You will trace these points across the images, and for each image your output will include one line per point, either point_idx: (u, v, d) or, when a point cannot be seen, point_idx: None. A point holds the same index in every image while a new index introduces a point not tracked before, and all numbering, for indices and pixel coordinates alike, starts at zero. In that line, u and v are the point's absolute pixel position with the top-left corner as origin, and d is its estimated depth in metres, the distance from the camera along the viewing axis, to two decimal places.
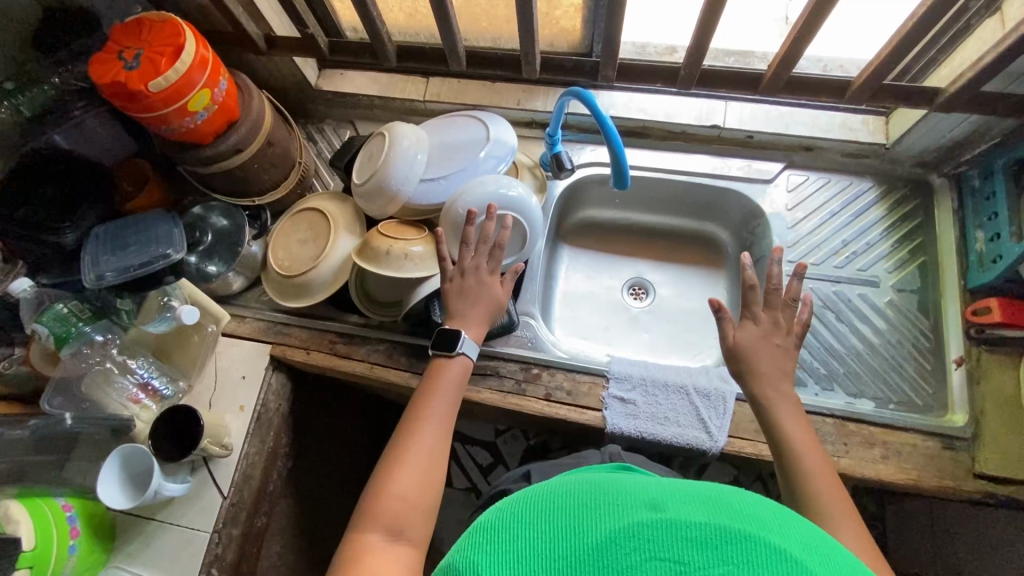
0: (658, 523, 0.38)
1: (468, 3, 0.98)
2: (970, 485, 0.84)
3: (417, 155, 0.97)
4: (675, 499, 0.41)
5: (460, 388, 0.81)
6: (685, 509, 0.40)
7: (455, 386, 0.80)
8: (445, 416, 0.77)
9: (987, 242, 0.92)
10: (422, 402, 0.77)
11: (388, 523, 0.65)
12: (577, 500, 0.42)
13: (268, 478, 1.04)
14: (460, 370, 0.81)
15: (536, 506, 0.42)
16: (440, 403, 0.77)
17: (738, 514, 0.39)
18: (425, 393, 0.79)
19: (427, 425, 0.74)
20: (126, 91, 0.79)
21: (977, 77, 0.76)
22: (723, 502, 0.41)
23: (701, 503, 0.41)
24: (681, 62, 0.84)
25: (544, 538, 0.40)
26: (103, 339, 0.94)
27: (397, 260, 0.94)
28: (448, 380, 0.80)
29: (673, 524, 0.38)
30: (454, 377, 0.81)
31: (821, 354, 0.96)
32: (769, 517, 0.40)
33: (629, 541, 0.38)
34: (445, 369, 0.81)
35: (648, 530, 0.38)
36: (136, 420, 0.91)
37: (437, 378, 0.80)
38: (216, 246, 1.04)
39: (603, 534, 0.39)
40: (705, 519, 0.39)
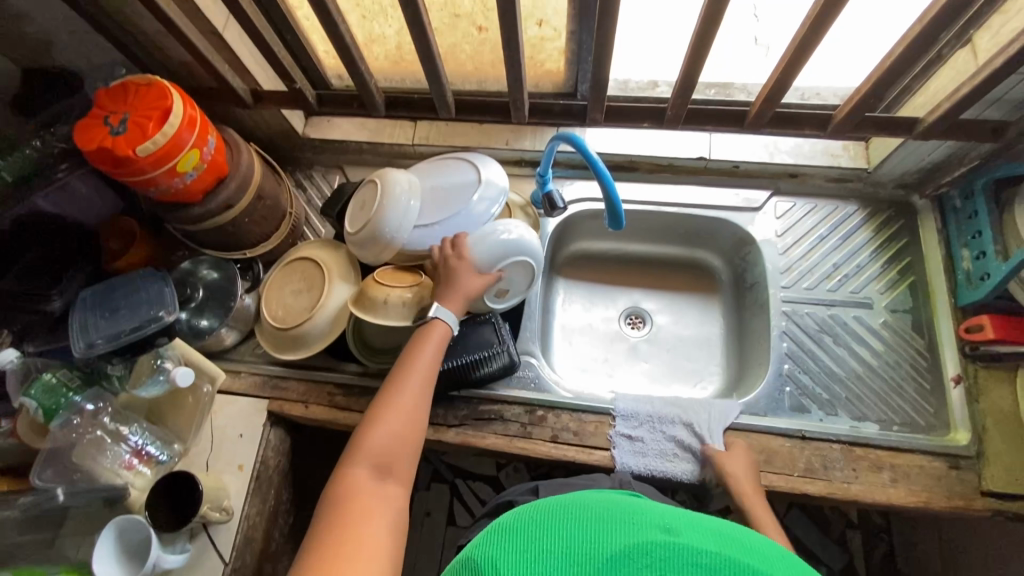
0: (671, 546, 0.39)
1: (453, 50, 1.00)
2: (979, 503, 0.85)
3: (410, 201, 0.97)
4: (693, 527, 0.41)
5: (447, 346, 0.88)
6: (699, 538, 0.40)
7: (436, 343, 0.85)
8: (426, 372, 0.82)
9: (973, 260, 0.94)
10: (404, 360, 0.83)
11: (377, 458, 0.73)
12: (596, 515, 0.43)
13: (270, 538, 1.01)
14: (440, 330, 0.86)
15: (556, 513, 0.44)
16: (425, 356, 0.84)
17: (747, 551, 0.40)
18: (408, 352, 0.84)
19: (409, 379, 0.81)
20: (113, 157, 0.78)
21: (954, 107, 0.78)
22: (735, 538, 0.41)
23: (713, 533, 0.41)
24: (668, 102, 0.86)
25: (560, 546, 0.40)
26: (94, 408, 0.91)
27: (396, 309, 0.93)
28: (430, 339, 0.85)
29: (685, 550, 0.38)
30: (435, 336, 0.86)
31: (822, 379, 0.96)
32: (777, 559, 0.40)
33: (642, 557, 0.39)
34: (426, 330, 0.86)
35: (661, 550, 0.39)
36: (130, 489, 0.88)
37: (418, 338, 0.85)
38: (208, 301, 1.02)
39: (618, 552, 0.39)
40: (718, 550, 0.39)
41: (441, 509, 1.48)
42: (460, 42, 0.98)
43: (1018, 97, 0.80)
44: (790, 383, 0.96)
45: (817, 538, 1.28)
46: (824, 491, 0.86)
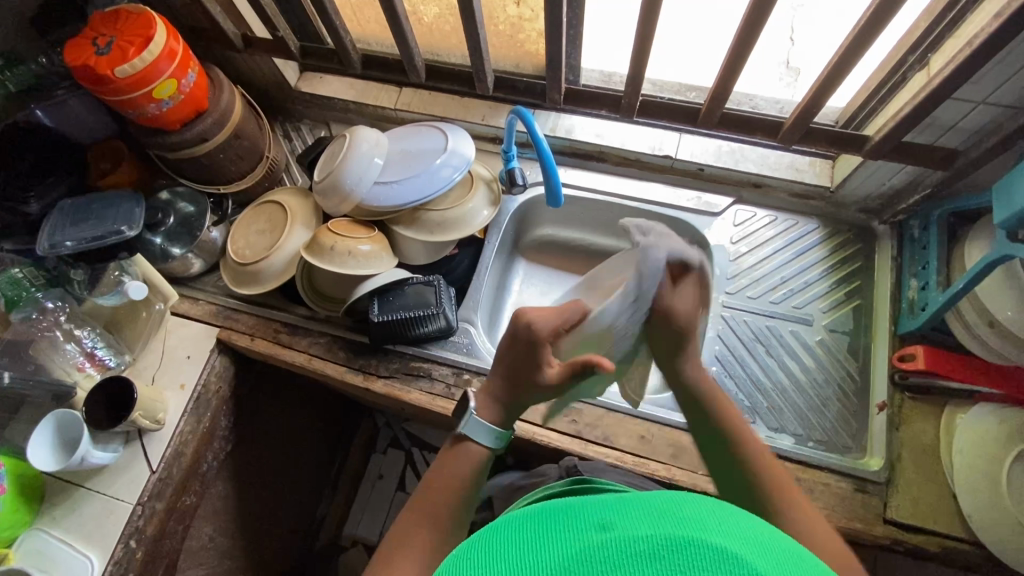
0: (605, 545, 0.35)
1: (437, 20, 1.04)
2: (879, 530, 0.84)
3: (374, 158, 1.01)
4: (622, 511, 0.38)
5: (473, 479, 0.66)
6: (625, 526, 0.36)
7: (475, 478, 0.66)
8: (455, 518, 0.63)
9: (918, 291, 0.93)
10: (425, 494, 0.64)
11: None
12: (520, 535, 0.39)
13: (201, 459, 1.07)
14: (473, 465, 0.66)
15: (485, 542, 0.40)
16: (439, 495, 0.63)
17: (679, 520, 0.36)
18: (431, 483, 0.65)
19: (426, 521, 0.61)
20: (94, 74, 0.84)
21: (899, 126, 0.77)
22: (672, 510, 0.38)
23: (655, 514, 0.37)
24: (623, 90, 0.87)
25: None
26: (54, 306, 0.98)
27: (341, 256, 0.97)
28: (462, 475, 0.65)
29: (617, 543, 0.35)
30: (468, 470, 0.66)
31: (748, 387, 0.96)
32: (709, 516, 0.37)
33: (579, 567, 0.35)
34: (457, 454, 0.67)
35: (595, 554, 0.35)
36: (77, 389, 0.96)
37: (448, 467, 0.66)
38: (177, 229, 1.08)
39: (554, 564, 0.35)
40: (654, 531, 0.36)
41: (390, 473, 1.52)
42: (442, 12, 1.02)
43: (971, 126, 0.79)
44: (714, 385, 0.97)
45: None
46: None
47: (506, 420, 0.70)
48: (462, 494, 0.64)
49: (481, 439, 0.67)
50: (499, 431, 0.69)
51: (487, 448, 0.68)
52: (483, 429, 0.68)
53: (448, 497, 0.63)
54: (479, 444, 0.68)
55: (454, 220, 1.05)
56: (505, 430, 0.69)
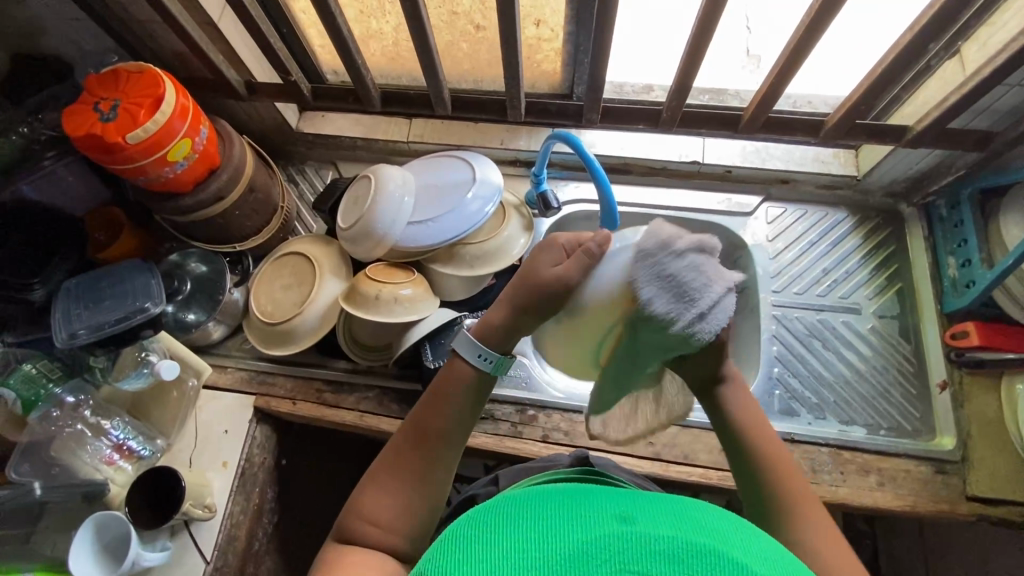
0: (627, 535, 0.39)
1: (450, 48, 1.00)
2: (964, 508, 0.86)
3: (404, 197, 0.97)
4: (646, 514, 0.42)
5: (465, 397, 0.64)
6: (652, 524, 0.40)
7: (468, 400, 0.64)
8: (449, 438, 0.63)
9: (959, 268, 0.96)
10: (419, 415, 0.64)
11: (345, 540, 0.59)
12: (547, 514, 0.42)
13: (253, 537, 0.99)
14: (464, 384, 0.64)
15: (507, 514, 0.43)
16: (429, 414, 0.63)
17: (700, 527, 0.40)
18: (427, 402, 0.64)
19: (416, 436, 0.63)
20: (101, 144, 0.76)
21: (943, 116, 0.79)
22: (690, 516, 0.42)
23: (672, 517, 0.42)
24: (665, 103, 0.86)
25: (515, 545, 0.39)
26: (74, 401, 0.90)
27: (386, 304, 0.92)
28: (455, 394, 0.63)
29: (642, 538, 0.39)
30: (458, 390, 0.64)
31: (811, 383, 0.97)
32: (725, 531, 0.41)
33: (603, 550, 0.38)
34: (451, 374, 0.64)
35: (619, 541, 0.39)
36: (110, 485, 0.86)
37: (442, 385, 0.64)
38: (195, 294, 1.01)
39: (576, 544, 0.39)
40: (672, 531, 0.40)
41: None
42: (456, 40, 0.98)
43: (1005, 107, 0.81)
44: (779, 386, 0.97)
45: None
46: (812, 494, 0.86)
47: (506, 340, 0.64)
48: (454, 413, 0.63)
49: (475, 361, 0.63)
50: (491, 355, 0.64)
51: (483, 371, 0.64)
52: (472, 346, 0.63)
53: (442, 419, 0.63)
54: (471, 366, 0.64)
55: (492, 252, 1.01)
56: (501, 357, 0.64)
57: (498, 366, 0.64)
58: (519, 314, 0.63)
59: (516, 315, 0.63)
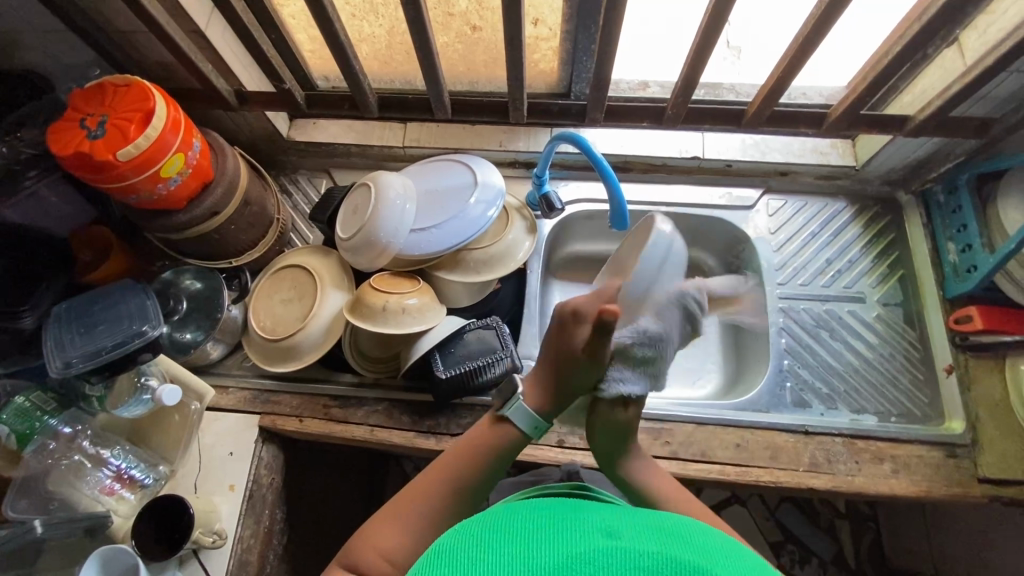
0: (612, 550, 0.42)
1: (445, 49, 0.98)
2: (976, 490, 0.87)
3: (406, 205, 0.95)
4: (632, 531, 0.45)
5: (497, 457, 0.67)
6: (637, 539, 0.43)
7: (500, 458, 0.67)
8: (472, 489, 0.65)
9: (959, 253, 0.97)
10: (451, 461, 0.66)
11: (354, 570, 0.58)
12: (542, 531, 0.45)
13: (265, 560, 0.96)
14: (503, 444, 0.67)
15: (499, 530, 0.46)
16: (462, 466, 0.65)
17: (682, 545, 0.43)
18: (460, 452, 0.67)
19: (444, 481, 0.65)
20: (91, 162, 0.73)
21: (946, 105, 0.79)
22: (673, 535, 0.45)
23: (657, 535, 0.44)
24: (669, 100, 0.85)
25: (503, 561, 0.42)
26: (70, 431, 0.86)
27: (394, 316, 0.90)
28: (491, 450, 0.67)
29: (626, 551, 0.41)
30: (496, 446, 0.67)
31: (821, 374, 0.97)
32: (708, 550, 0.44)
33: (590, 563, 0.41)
34: (493, 431, 0.68)
35: (603, 554, 0.41)
36: (113, 516, 0.83)
37: (479, 438, 0.67)
38: (193, 313, 0.96)
39: (563, 558, 0.41)
40: (655, 549, 0.42)
41: None
42: (452, 42, 0.96)
43: (1003, 93, 0.82)
44: (790, 378, 0.97)
45: (806, 529, 1.41)
46: (829, 484, 0.87)
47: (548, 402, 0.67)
48: (485, 469, 0.66)
49: (519, 422, 0.67)
50: (538, 420, 0.68)
51: (522, 433, 0.68)
52: (526, 416, 0.67)
53: (471, 471, 0.65)
54: (516, 429, 0.68)
55: (497, 257, 0.99)
56: (546, 422, 0.68)
57: (536, 429, 0.68)
58: (557, 376, 0.66)
59: (558, 376, 0.66)
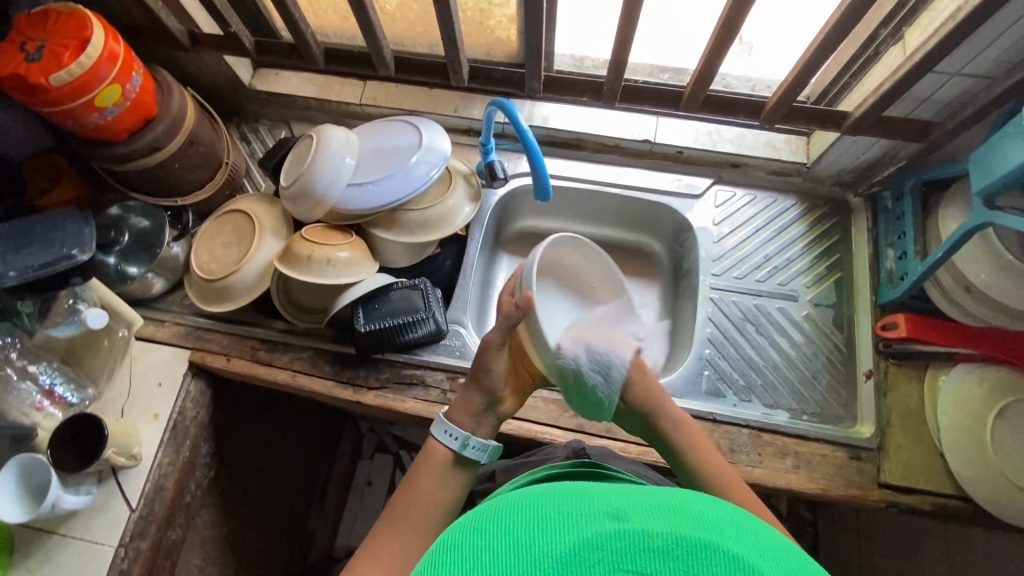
0: (621, 536, 0.37)
1: (400, 9, 0.98)
2: (874, 494, 0.87)
3: (346, 158, 0.96)
4: (640, 505, 0.39)
5: (443, 476, 0.71)
6: (647, 519, 0.38)
7: (442, 480, 0.71)
8: (423, 520, 0.67)
9: (896, 260, 0.96)
10: (397, 502, 0.69)
11: None
12: (549, 516, 0.39)
13: (184, 489, 1.01)
14: (442, 466, 0.72)
15: (500, 510, 0.41)
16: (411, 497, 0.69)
17: (695, 520, 0.38)
18: (405, 493, 0.70)
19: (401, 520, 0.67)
20: (25, 84, 0.75)
21: (879, 103, 0.78)
22: (688, 509, 0.39)
23: (666, 509, 0.39)
24: (605, 77, 0.86)
25: (503, 556, 0.37)
26: (1, 342, 0.89)
27: (319, 266, 0.92)
28: (433, 479, 0.71)
29: (636, 538, 0.36)
30: (440, 470, 0.72)
31: (741, 367, 0.98)
32: (724, 522, 0.39)
33: (594, 554, 0.36)
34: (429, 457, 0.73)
35: (613, 542, 0.36)
36: (38, 429, 0.88)
37: (420, 468, 0.72)
38: (133, 247, 0.99)
39: (567, 548, 0.36)
40: (665, 527, 0.37)
41: (379, 479, 1.47)
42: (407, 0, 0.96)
43: (945, 97, 0.81)
44: (708, 368, 0.98)
45: None
46: None
47: (472, 424, 0.75)
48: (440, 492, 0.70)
49: (445, 439, 0.73)
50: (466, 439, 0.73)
51: (453, 450, 0.73)
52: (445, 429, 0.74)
53: (417, 504, 0.68)
54: (445, 446, 0.73)
55: (435, 220, 1.01)
56: (468, 435, 0.73)
57: (466, 446, 0.72)
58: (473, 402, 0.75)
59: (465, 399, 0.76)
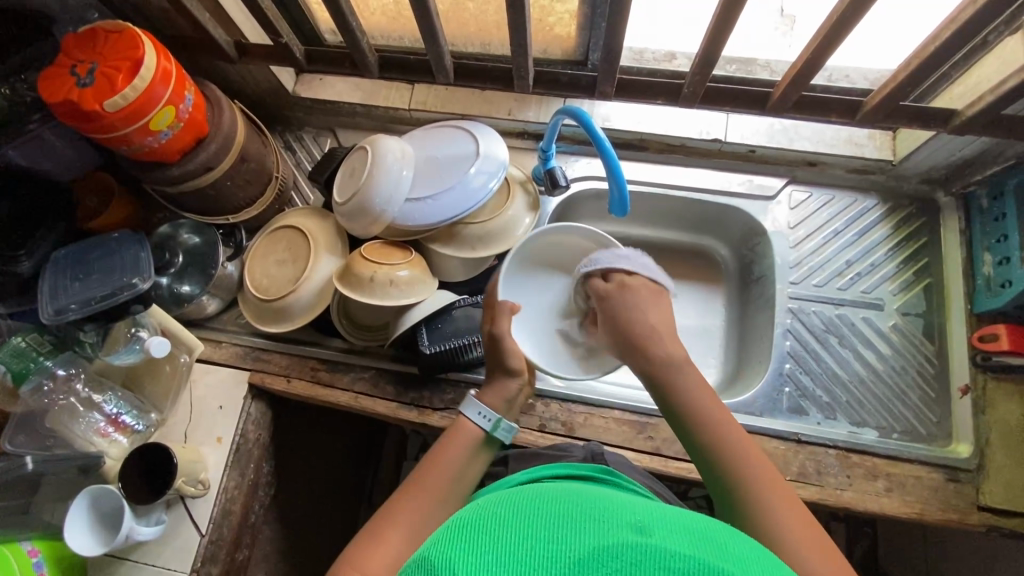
0: (642, 547, 0.35)
1: (454, 9, 0.92)
2: (974, 518, 0.82)
3: (403, 171, 0.91)
4: (668, 525, 0.38)
5: (466, 459, 0.68)
6: (672, 539, 0.36)
7: (469, 459, 0.68)
8: (450, 498, 0.65)
9: (995, 266, 0.89)
10: (424, 475, 0.66)
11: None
12: (569, 520, 0.38)
13: (249, 510, 1.00)
14: (469, 447, 0.69)
15: (521, 508, 0.40)
16: (430, 473, 0.66)
17: (724, 554, 0.36)
18: (430, 464, 0.67)
19: (418, 497, 0.64)
20: (78, 110, 0.72)
21: (998, 102, 0.71)
22: (714, 537, 0.38)
23: (695, 536, 0.37)
24: (686, 78, 0.80)
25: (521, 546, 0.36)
26: (66, 373, 0.90)
27: (381, 287, 0.88)
28: (455, 454, 0.68)
29: (660, 553, 0.34)
30: (466, 449, 0.69)
31: (823, 381, 0.92)
32: (754, 564, 0.37)
33: (612, 560, 0.34)
34: (454, 434, 0.70)
35: (632, 553, 0.34)
36: (106, 458, 0.86)
37: (447, 445, 0.69)
38: (189, 267, 0.97)
39: (585, 552, 0.35)
40: (688, 550, 0.35)
41: None
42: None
43: None
44: (789, 384, 0.93)
45: None
46: (815, 497, 0.83)
47: (502, 408, 0.74)
48: (461, 471, 0.67)
49: (475, 419, 0.71)
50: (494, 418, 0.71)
51: (482, 429, 0.71)
52: (473, 405, 0.72)
53: (447, 475, 0.66)
54: (473, 422, 0.71)
55: (495, 232, 0.96)
56: (500, 416, 0.71)
57: (496, 426, 0.71)
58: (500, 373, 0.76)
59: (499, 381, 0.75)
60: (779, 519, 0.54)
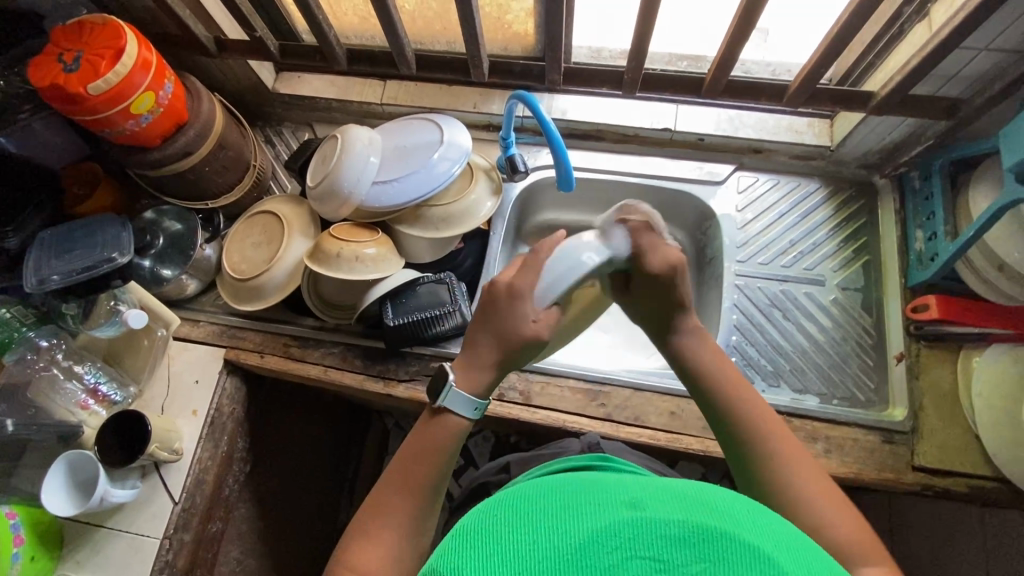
0: (640, 522, 0.34)
1: (418, 8, 0.99)
2: (909, 477, 0.86)
3: (370, 157, 0.97)
4: (663, 494, 0.36)
5: (445, 451, 0.63)
6: (668, 507, 0.35)
7: (449, 451, 0.63)
8: (435, 489, 0.62)
9: (926, 241, 0.94)
10: (401, 471, 0.62)
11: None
12: (562, 502, 0.36)
13: (222, 483, 1.04)
14: (451, 440, 0.63)
15: (510, 496, 0.38)
16: (413, 470, 0.62)
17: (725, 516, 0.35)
18: (409, 459, 0.62)
19: (402, 494, 0.61)
20: (64, 94, 0.78)
21: (906, 81, 0.78)
22: (712, 501, 0.37)
23: (691, 500, 0.36)
24: (625, 67, 0.88)
25: (516, 542, 0.34)
26: (48, 344, 0.94)
27: (348, 262, 0.94)
28: (437, 447, 0.63)
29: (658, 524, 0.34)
30: (446, 441, 0.63)
31: (768, 352, 0.98)
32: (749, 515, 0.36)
33: (610, 538, 0.34)
34: (433, 428, 0.64)
35: (629, 529, 0.34)
36: (84, 427, 0.91)
37: (424, 439, 0.63)
38: (168, 249, 1.02)
39: (582, 534, 0.34)
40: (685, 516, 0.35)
41: None
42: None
43: (973, 73, 0.80)
44: (736, 354, 0.98)
45: None
46: None
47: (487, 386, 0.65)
48: (441, 465, 0.62)
49: (465, 411, 0.63)
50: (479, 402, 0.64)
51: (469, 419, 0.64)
52: (463, 399, 0.63)
53: (426, 471, 0.62)
54: (461, 416, 0.64)
55: (457, 215, 1.02)
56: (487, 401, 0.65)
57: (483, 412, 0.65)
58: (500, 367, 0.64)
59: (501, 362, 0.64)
60: (786, 463, 0.60)
